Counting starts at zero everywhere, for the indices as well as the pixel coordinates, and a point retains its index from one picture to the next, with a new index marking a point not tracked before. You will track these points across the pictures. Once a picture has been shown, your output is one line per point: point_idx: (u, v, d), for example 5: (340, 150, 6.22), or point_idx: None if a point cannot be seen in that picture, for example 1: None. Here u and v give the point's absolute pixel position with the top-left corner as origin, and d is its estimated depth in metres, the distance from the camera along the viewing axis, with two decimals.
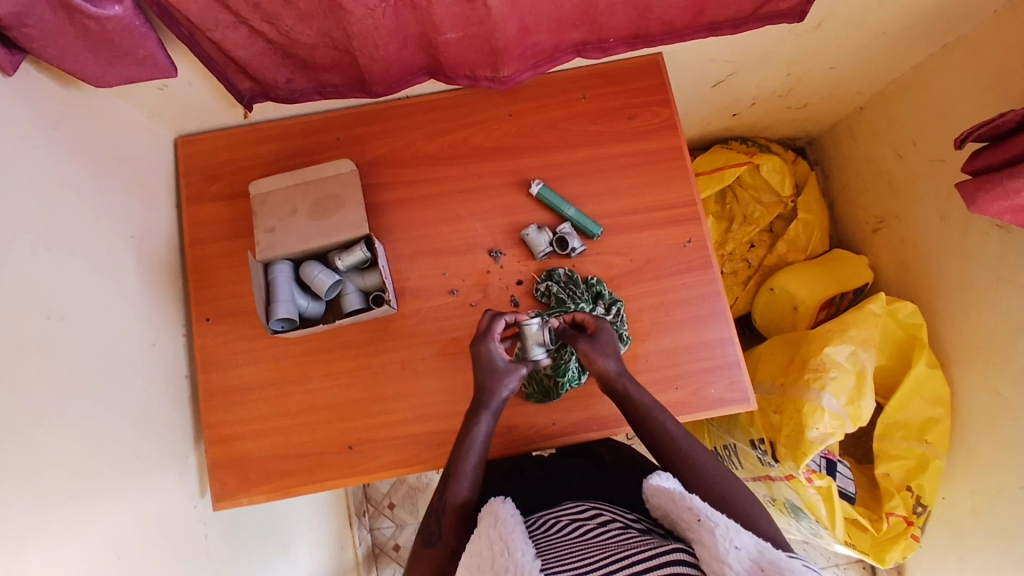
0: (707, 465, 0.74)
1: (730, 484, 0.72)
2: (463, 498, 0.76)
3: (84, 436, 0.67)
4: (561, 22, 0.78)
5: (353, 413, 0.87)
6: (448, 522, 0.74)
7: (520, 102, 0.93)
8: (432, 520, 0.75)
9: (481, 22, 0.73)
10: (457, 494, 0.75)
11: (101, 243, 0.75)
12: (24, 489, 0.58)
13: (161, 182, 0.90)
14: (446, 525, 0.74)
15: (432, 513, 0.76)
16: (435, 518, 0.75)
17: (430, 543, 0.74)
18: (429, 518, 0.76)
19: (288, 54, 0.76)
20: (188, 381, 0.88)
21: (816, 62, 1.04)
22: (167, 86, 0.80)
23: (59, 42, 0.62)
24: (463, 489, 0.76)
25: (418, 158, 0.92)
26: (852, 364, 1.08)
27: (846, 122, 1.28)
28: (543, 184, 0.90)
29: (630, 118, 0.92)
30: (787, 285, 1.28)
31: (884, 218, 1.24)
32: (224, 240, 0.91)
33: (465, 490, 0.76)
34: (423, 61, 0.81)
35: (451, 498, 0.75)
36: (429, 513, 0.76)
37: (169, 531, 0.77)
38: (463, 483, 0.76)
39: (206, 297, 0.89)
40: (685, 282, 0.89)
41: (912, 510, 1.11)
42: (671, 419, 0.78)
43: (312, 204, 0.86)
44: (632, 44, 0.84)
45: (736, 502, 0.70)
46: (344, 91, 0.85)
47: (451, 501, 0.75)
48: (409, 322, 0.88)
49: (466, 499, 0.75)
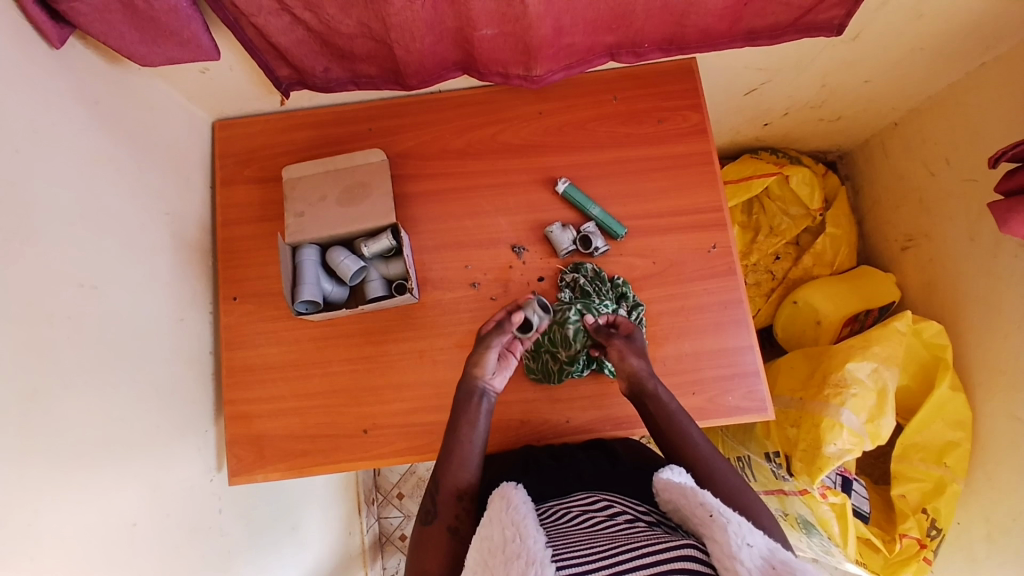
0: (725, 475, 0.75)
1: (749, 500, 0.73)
2: (464, 482, 0.77)
3: (108, 402, 0.69)
4: (595, 24, 0.78)
5: (370, 398, 0.88)
6: (442, 501, 0.76)
7: (551, 100, 0.93)
8: (428, 499, 0.77)
9: (516, 20, 0.74)
10: (458, 479, 0.77)
11: (137, 217, 0.77)
12: (45, 448, 0.60)
13: (197, 163, 0.93)
14: (443, 504, 0.76)
15: (429, 494, 0.77)
16: (430, 498, 0.77)
17: (428, 523, 0.76)
18: (426, 499, 0.77)
19: (326, 42, 0.78)
20: (211, 358, 0.90)
21: (852, 74, 1.03)
22: (208, 70, 0.83)
23: (106, 19, 0.64)
24: (466, 474, 0.77)
25: (446, 151, 0.94)
26: (874, 381, 1.07)
27: (880, 137, 1.27)
28: (569, 183, 0.91)
29: (659, 121, 0.92)
30: (810, 299, 1.27)
31: (914, 236, 1.22)
32: (255, 223, 0.93)
33: (466, 475, 0.77)
34: (457, 56, 0.83)
35: (451, 479, 0.77)
36: (426, 494, 0.78)
37: (183, 501, 0.79)
38: (465, 468, 0.77)
39: (234, 278, 0.92)
40: (706, 289, 0.88)
41: (926, 533, 1.09)
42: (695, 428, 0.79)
43: (342, 191, 0.87)
44: (666, 50, 0.85)
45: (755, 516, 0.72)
46: (378, 83, 0.86)
47: (451, 482, 0.77)
48: (429, 312, 0.89)
49: (466, 483, 0.77)
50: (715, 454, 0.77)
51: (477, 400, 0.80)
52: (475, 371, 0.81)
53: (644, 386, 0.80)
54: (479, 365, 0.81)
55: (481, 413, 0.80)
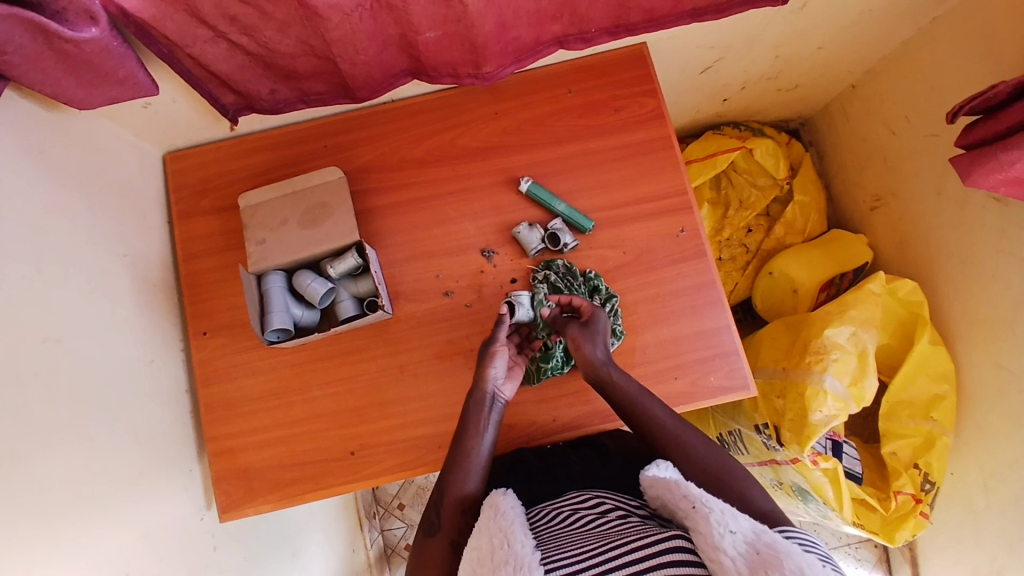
0: (697, 446, 0.76)
1: (727, 465, 0.74)
2: (468, 492, 0.77)
3: (87, 457, 0.67)
4: (539, 15, 0.77)
5: (354, 419, 0.87)
6: (448, 514, 0.75)
7: (505, 99, 0.92)
8: (432, 512, 0.76)
9: (458, 20, 0.73)
10: (463, 489, 0.76)
11: (94, 264, 0.75)
12: (29, 511, 0.58)
13: (152, 200, 0.90)
14: (447, 517, 0.75)
15: (432, 505, 0.77)
16: (435, 510, 0.76)
17: (432, 534, 0.75)
18: (431, 510, 0.77)
19: (268, 64, 0.76)
20: (188, 396, 0.88)
21: (805, 42, 1.03)
22: (151, 104, 0.81)
23: (39, 68, 0.62)
24: (471, 483, 0.77)
25: (406, 161, 0.92)
26: (853, 345, 1.08)
27: (839, 101, 1.27)
28: (532, 181, 0.90)
29: (616, 110, 0.92)
30: (786, 269, 1.28)
31: (881, 196, 1.23)
32: (218, 254, 0.91)
33: (471, 485, 0.77)
34: (404, 62, 0.81)
35: (454, 490, 0.76)
36: (430, 506, 0.77)
37: (177, 545, 0.78)
38: (470, 478, 0.77)
39: (203, 313, 0.90)
40: (680, 272, 0.88)
41: (919, 488, 1.10)
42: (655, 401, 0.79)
43: (303, 213, 0.86)
44: (615, 34, 0.84)
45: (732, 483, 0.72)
46: (328, 98, 0.85)
47: (454, 494, 0.76)
48: (405, 326, 0.88)
49: (470, 493, 0.77)
50: (685, 424, 0.78)
51: (487, 409, 0.80)
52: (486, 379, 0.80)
53: (610, 378, 0.79)
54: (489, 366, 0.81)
55: (489, 422, 0.80)
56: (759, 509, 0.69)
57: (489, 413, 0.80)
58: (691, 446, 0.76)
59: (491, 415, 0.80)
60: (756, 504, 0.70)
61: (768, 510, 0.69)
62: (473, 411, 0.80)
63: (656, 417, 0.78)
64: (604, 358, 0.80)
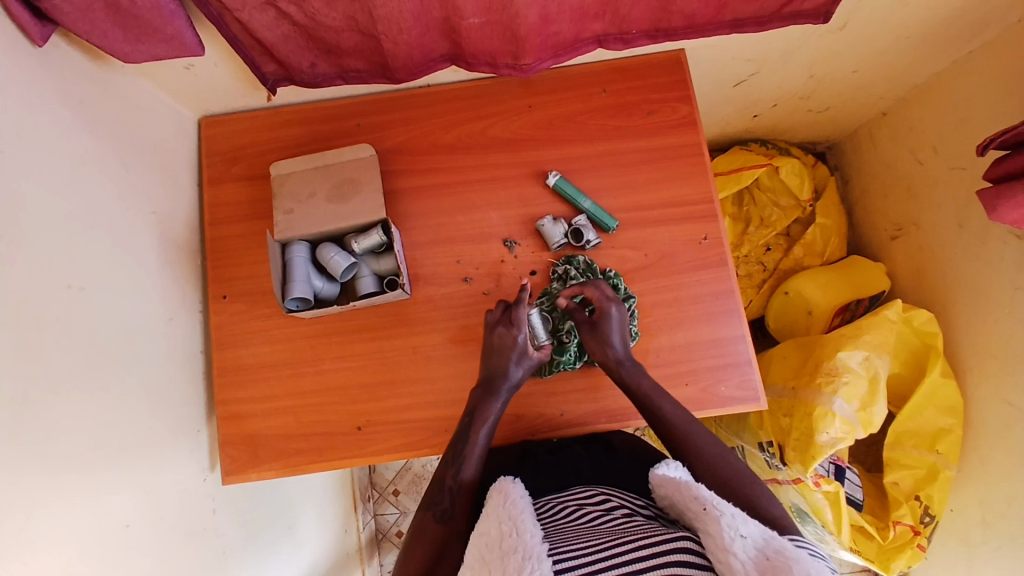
0: (708, 445, 0.76)
1: (733, 466, 0.73)
2: (466, 478, 0.77)
3: (98, 405, 0.68)
4: (583, 11, 0.78)
5: (364, 395, 0.87)
6: (460, 503, 0.76)
7: (540, 92, 0.93)
8: (442, 497, 0.76)
9: (503, 8, 0.73)
10: (462, 475, 0.77)
11: (122, 218, 0.76)
12: (38, 453, 0.59)
13: (184, 161, 0.91)
14: (458, 505, 0.76)
15: (438, 490, 0.77)
16: (446, 495, 0.77)
17: (441, 521, 0.75)
18: (437, 494, 0.77)
19: (312, 36, 0.77)
20: (202, 358, 0.89)
21: (841, 64, 1.04)
22: (193, 67, 0.82)
23: (89, 17, 0.63)
24: (469, 469, 0.78)
25: (436, 146, 0.93)
26: (865, 369, 1.07)
27: (868, 127, 1.27)
28: (559, 176, 0.90)
29: (649, 113, 0.92)
30: (802, 290, 1.28)
31: (903, 225, 1.23)
32: (243, 221, 0.92)
33: (472, 471, 0.78)
34: (445, 46, 0.82)
35: (457, 476, 0.77)
36: (433, 488, 0.78)
37: (178, 502, 0.78)
38: (469, 465, 0.78)
39: (224, 277, 0.91)
40: (699, 279, 0.88)
41: (919, 520, 1.10)
42: (672, 404, 0.79)
43: (331, 187, 0.86)
44: (654, 37, 0.85)
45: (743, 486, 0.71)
46: (366, 77, 0.86)
47: (458, 480, 0.77)
48: (421, 308, 0.89)
49: (468, 479, 0.77)
50: (697, 423, 0.78)
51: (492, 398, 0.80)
52: (498, 361, 0.81)
53: (621, 373, 0.80)
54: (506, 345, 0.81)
55: (491, 411, 0.80)
56: (767, 513, 0.67)
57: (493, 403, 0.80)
58: (699, 445, 0.76)
59: (494, 406, 0.80)
60: (764, 507, 0.68)
61: (776, 516, 0.66)
62: (483, 397, 0.81)
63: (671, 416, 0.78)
64: (623, 356, 0.81)
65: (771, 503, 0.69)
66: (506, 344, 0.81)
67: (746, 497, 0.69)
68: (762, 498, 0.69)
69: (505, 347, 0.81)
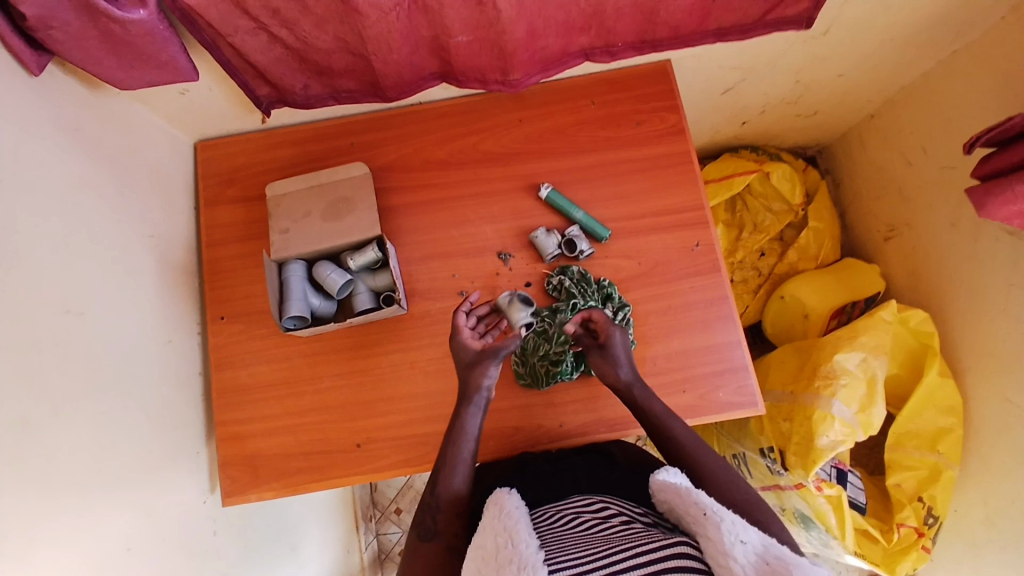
0: (717, 469, 0.75)
1: (745, 492, 0.73)
2: (454, 490, 0.77)
3: (98, 429, 0.68)
4: (569, 26, 0.80)
5: (363, 411, 0.88)
6: (443, 518, 0.75)
7: (529, 107, 0.94)
8: (427, 515, 0.76)
9: (490, 25, 0.75)
10: (450, 487, 0.77)
11: (119, 242, 0.77)
12: (39, 479, 0.59)
13: (180, 184, 0.92)
14: (444, 521, 0.75)
15: (426, 508, 0.77)
16: (430, 514, 0.76)
17: (427, 538, 0.75)
18: (423, 513, 0.76)
19: (303, 59, 0.78)
20: (201, 379, 0.89)
21: (825, 69, 1.05)
22: (188, 91, 0.83)
23: (84, 46, 0.65)
24: (456, 480, 0.77)
25: (428, 162, 0.94)
26: (863, 371, 1.08)
27: (857, 130, 1.29)
28: (551, 188, 0.91)
29: (637, 124, 0.93)
30: (797, 293, 1.28)
31: (895, 226, 1.24)
32: (240, 242, 0.93)
33: (458, 482, 0.77)
34: (434, 65, 0.84)
35: (444, 490, 0.77)
36: (422, 507, 0.77)
37: (178, 524, 0.78)
38: (455, 476, 0.77)
39: (222, 298, 0.91)
40: (693, 286, 0.89)
41: (923, 521, 1.10)
42: (682, 426, 0.79)
43: (326, 206, 0.87)
44: (640, 49, 0.86)
45: (749, 509, 0.71)
46: (358, 96, 0.88)
47: (445, 494, 0.76)
48: (418, 322, 0.90)
49: (457, 490, 0.77)
50: (704, 444, 0.78)
51: (467, 407, 0.80)
52: (465, 369, 0.80)
53: (633, 394, 0.80)
54: (462, 349, 0.81)
55: (470, 422, 0.79)
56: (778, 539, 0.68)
57: (469, 414, 0.80)
58: (709, 467, 0.75)
59: (471, 416, 0.80)
60: (773, 530, 0.69)
61: (786, 542, 0.67)
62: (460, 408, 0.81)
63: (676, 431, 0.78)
64: (632, 378, 0.81)
65: (779, 530, 0.69)
66: (465, 353, 0.81)
67: (756, 521, 0.70)
68: (772, 523, 0.70)
69: (461, 354, 0.81)
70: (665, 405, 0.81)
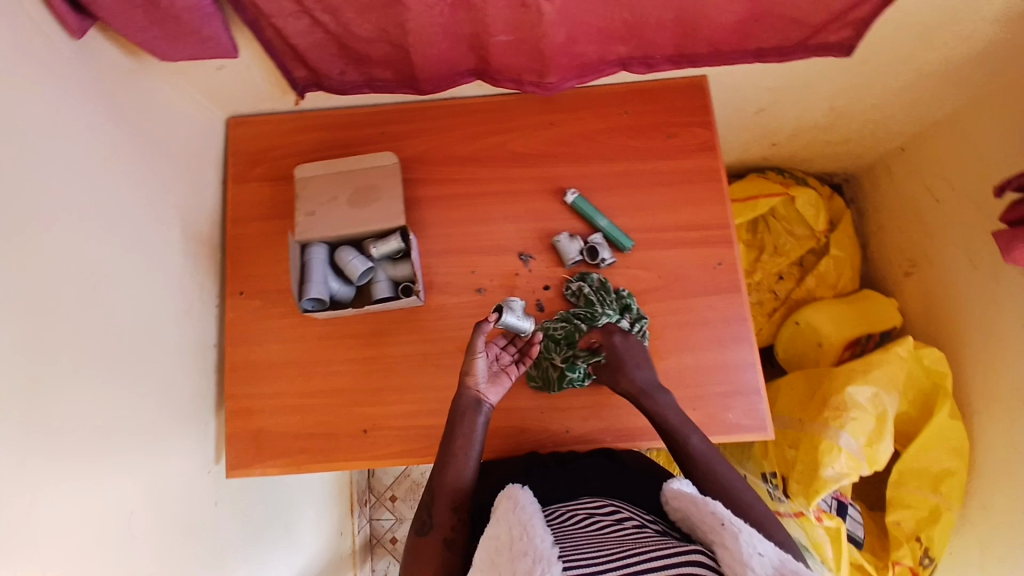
0: (729, 486, 0.75)
1: (759, 509, 0.73)
2: (459, 487, 0.78)
3: (114, 392, 0.69)
4: (608, 33, 0.79)
5: (372, 398, 0.88)
6: (442, 514, 0.76)
7: (561, 109, 0.94)
8: (425, 512, 0.77)
9: (531, 27, 0.75)
10: (453, 483, 0.78)
11: (148, 210, 0.78)
12: (52, 436, 0.60)
13: (210, 158, 0.93)
14: (440, 516, 0.76)
15: (425, 505, 0.78)
16: (427, 510, 0.77)
17: (423, 532, 0.75)
18: (421, 510, 0.77)
19: (343, 45, 0.79)
20: (215, 351, 0.90)
21: (859, 99, 1.05)
22: (225, 68, 0.83)
23: (129, 16, 0.66)
24: (464, 475, 0.78)
25: (457, 157, 0.94)
26: (873, 405, 1.07)
27: (885, 162, 1.28)
28: (578, 194, 0.91)
29: (669, 136, 0.93)
30: (813, 320, 1.28)
31: (917, 261, 1.23)
32: (264, 220, 0.93)
33: (464, 477, 0.78)
34: (471, 61, 0.84)
35: (448, 485, 0.78)
36: (421, 505, 0.78)
37: (181, 493, 0.79)
38: (461, 473, 0.78)
39: (241, 274, 0.92)
40: (711, 304, 0.88)
41: (918, 562, 1.08)
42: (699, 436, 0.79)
43: (352, 193, 0.88)
44: (677, 63, 0.86)
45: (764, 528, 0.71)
46: (392, 86, 0.88)
47: (449, 488, 0.77)
48: (433, 315, 0.90)
49: (461, 487, 0.78)
50: (720, 458, 0.78)
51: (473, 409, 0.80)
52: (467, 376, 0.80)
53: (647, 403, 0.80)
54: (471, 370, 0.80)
55: (476, 425, 0.80)
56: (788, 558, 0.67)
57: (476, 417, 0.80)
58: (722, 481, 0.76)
59: (476, 420, 0.80)
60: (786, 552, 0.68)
61: None
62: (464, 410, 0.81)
63: (691, 445, 0.78)
64: (643, 387, 0.81)
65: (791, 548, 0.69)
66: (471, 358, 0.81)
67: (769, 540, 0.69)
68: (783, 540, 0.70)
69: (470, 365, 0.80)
70: (682, 414, 0.80)
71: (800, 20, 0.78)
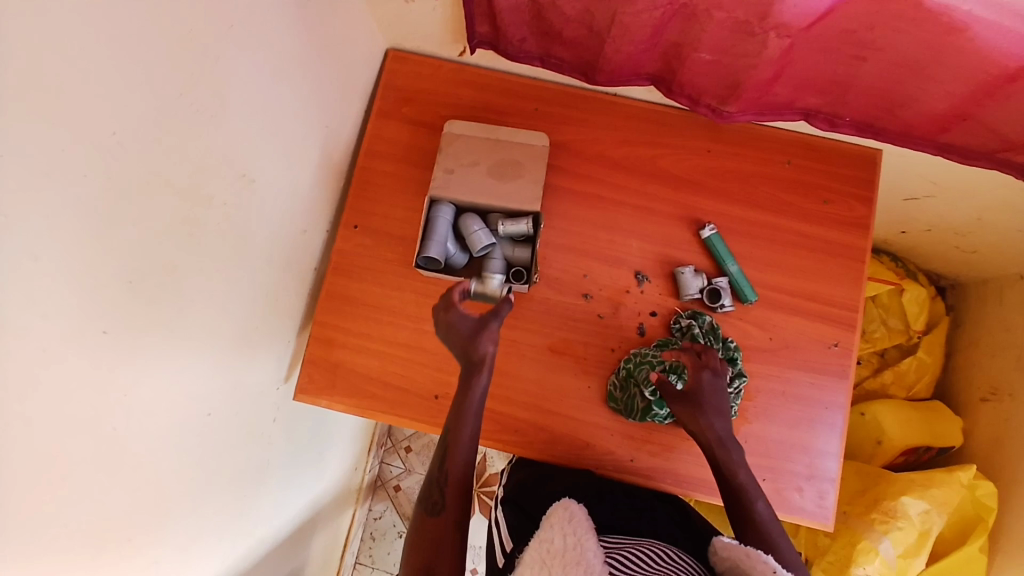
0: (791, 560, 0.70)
1: None
2: (460, 456, 0.71)
3: (229, 294, 0.66)
4: (810, 83, 0.75)
5: (451, 368, 0.87)
6: (450, 492, 0.70)
7: (723, 141, 0.90)
8: (434, 491, 0.71)
9: (742, 55, 0.71)
10: (460, 451, 0.71)
11: (302, 124, 0.75)
12: (167, 325, 0.56)
13: (362, 84, 0.91)
14: (450, 495, 0.70)
15: (433, 483, 0.71)
16: (436, 488, 0.71)
17: (434, 514, 0.69)
18: (428, 488, 0.72)
19: (540, 15, 0.76)
20: (314, 275, 0.89)
21: (1010, 219, 0.99)
22: (412, 3, 0.81)
23: None
24: (466, 435, 0.72)
25: (603, 157, 0.91)
26: (921, 521, 1.04)
27: (999, 284, 1.21)
28: (714, 231, 0.88)
29: (824, 202, 0.89)
30: (879, 416, 1.23)
31: (997, 392, 1.18)
32: (396, 161, 0.92)
33: (467, 445, 0.72)
34: (656, 67, 0.81)
35: (454, 454, 0.71)
36: (428, 484, 0.72)
37: (253, 403, 0.79)
38: (465, 435, 0.72)
39: (359, 207, 0.91)
40: (812, 381, 0.86)
41: None
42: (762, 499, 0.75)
43: (495, 163, 0.86)
44: (860, 130, 0.80)
45: None
46: (566, 68, 0.85)
47: (455, 458, 0.71)
48: (534, 307, 0.88)
49: (464, 453, 0.72)
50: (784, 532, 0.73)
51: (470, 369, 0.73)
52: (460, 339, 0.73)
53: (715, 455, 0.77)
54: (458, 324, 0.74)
55: (472, 388, 0.73)
56: None
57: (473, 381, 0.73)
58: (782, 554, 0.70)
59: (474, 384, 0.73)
60: None
61: None
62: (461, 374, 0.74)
63: (757, 512, 0.74)
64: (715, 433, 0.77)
65: None
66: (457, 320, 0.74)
67: None
68: None
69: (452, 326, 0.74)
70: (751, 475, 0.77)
71: (996, 131, 0.72)
